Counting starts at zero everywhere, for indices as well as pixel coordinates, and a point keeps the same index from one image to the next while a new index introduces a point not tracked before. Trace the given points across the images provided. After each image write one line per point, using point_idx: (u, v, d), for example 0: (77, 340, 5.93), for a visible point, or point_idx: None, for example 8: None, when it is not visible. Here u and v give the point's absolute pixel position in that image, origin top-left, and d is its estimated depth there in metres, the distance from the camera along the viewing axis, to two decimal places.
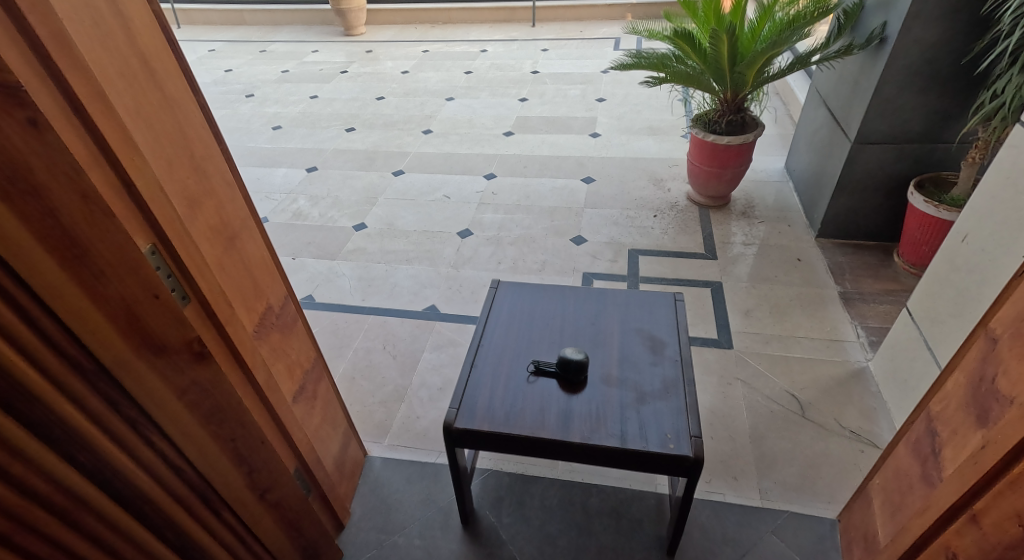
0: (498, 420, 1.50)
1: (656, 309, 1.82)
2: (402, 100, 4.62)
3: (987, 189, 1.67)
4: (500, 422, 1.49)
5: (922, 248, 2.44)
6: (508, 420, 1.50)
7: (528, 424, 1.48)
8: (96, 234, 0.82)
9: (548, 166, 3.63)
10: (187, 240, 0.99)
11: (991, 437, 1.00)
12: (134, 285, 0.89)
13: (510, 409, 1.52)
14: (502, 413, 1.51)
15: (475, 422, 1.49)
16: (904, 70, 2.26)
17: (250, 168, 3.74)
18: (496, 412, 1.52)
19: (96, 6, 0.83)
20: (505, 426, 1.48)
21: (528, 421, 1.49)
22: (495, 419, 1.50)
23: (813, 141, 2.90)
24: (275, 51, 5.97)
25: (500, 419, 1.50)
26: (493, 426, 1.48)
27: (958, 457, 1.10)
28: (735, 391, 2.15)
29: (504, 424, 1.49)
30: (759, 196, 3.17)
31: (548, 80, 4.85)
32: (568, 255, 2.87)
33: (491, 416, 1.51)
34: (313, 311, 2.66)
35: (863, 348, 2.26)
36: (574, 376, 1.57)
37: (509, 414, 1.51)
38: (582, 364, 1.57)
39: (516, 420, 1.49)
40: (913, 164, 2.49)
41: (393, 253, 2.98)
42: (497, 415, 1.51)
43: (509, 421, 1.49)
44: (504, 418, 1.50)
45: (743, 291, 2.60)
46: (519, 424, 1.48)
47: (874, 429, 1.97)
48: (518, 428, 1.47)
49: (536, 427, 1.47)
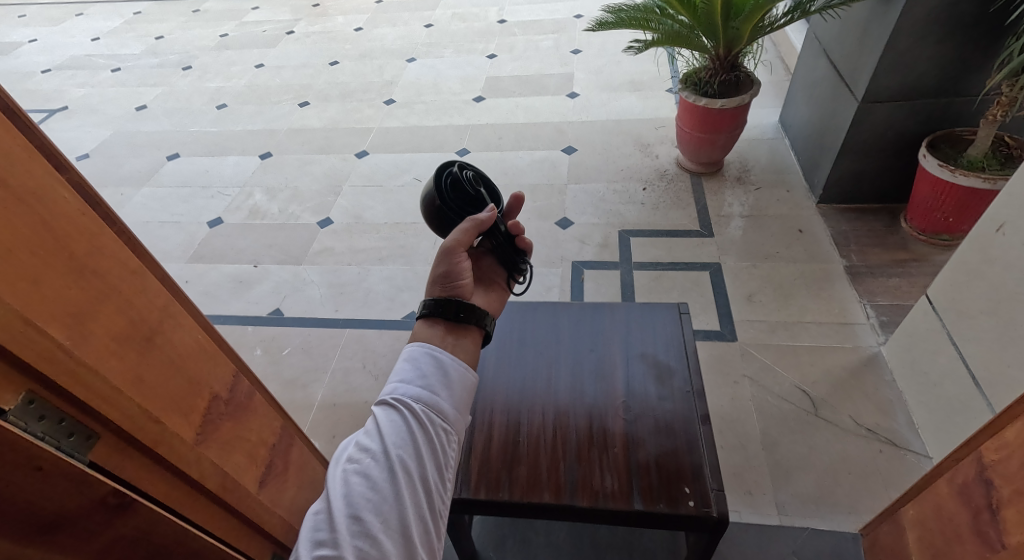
0: (374, 470, 0.79)
1: (659, 326, 1.63)
2: (358, 65, 4.27)
3: (1016, 184, 1.42)
4: (387, 411, 0.85)
5: (935, 214, 2.23)
6: (452, 384, 0.92)
7: (426, 461, 0.83)
8: (190, 419, 0.88)
9: (525, 135, 3.36)
10: (173, 283, 0.94)
11: (1011, 534, 0.98)
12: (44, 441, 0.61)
13: (429, 343, 0.96)
14: (412, 350, 0.94)
15: (323, 524, 0.75)
16: (923, 17, 1.99)
17: (196, 157, 3.42)
18: (423, 335, 0.99)
19: None
20: (433, 358, 0.93)
21: (435, 441, 0.85)
22: (366, 439, 0.83)
23: (813, 93, 2.67)
24: (210, 12, 5.65)
25: (372, 503, 0.76)
26: (414, 361, 0.93)
27: (1009, 529, 0.99)
28: (743, 390, 1.95)
29: (425, 375, 0.91)
30: (754, 158, 2.95)
31: (517, 31, 4.55)
32: (554, 242, 2.69)
33: (352, 456, 0.81)
34: (283, 328, 2.42)
35: (874, 331, 2.07)
36: (454, 208, 1.11)
37: (450, 343, 0.99)
38: (452, 180, 1.12)
39: (392, 498, 0.77)
40: (924, 122, 2.26)
41: (364, 251, 2.74)
42: (349, 503, 0.76)
43: (416, 411, 0.86)
44: (403, 380, 0.90)
45: (744, 272, 2.40)
46: (438, 358, 0.93)
47: (891, 426, 1.80)
48: (367, 506, 0.76)
49: (427, 506, 0.81)
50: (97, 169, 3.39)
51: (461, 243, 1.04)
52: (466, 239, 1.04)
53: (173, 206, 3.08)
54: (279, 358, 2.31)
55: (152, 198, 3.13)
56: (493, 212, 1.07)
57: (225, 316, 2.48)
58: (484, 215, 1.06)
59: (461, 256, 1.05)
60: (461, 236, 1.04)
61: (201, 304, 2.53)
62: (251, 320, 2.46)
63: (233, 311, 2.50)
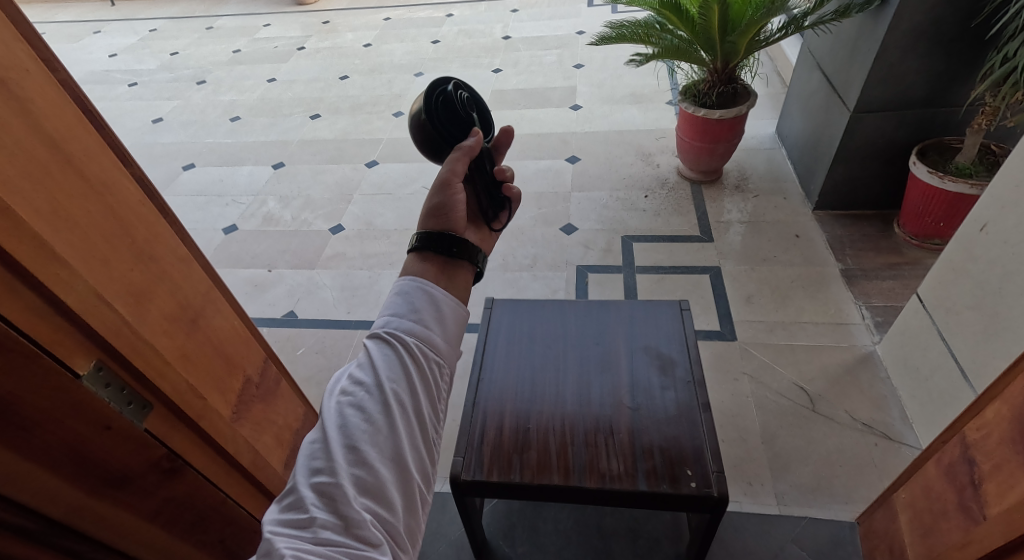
0: (368, 403, 0.80)
1: (661, 322, 1.70)
2: (367, 79, 4.41)
3: (996, 188, 1.50)
4: (380, 346, 0.86)
5: (926, 219, 2.32)
6: (445, 317, 0.93)
7: (419, 393, 0.84)
8: (226, 400, 1.03)
9: (530, 146, 3.47)
10: (218, 280, 1.05)
11: (993, 510, 0.98)
12: (110, 404, 0.71)
13: (421, 277, 0.96)
14: (403, 283, 0.95)
15: (319, 453, 0.77)
16: (909, 31, 2.10)
17: (212, 168, 3.53)
18: (414, 270, 0.98)
19: (29, 112, 0.71)
20: (426, 292, 0.94)
21: (428, 373, 0.87)
22: (359, 372, 0.84)
23: (807, 104, 2.78)
24: (223, 28, 5.82)
25: (367, 434, 0.78)
26: (406, 295, 0.93)
27: (993, 504, 0.99)
28: (742, 387, 1.99)
29: (411, 308, 0.91)
30: (753, 167, 3.05)
31: (521, 46, 4.69)
32: (559, 247, 2.78)
33: (346, 390, 0.82)
34: (298, 330, 2.50)
35: (869, 331, 2.11)
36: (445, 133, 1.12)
37: (444, 282, 0.98)
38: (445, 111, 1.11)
39: (387, 429, 0.79)
40: (913, 131, 2.35)
41: (375, 256, 2.84)
42: (344, 434, 0.77)
43: (409, 346, 0.87)
44: (394, 314, 0.90)
45: (743, 275, 2.47)
46: (430, 292, 0.93)
47: (885, 420, 1.82)
48: (365, 437, 0.77)
49: (421, 433, 0.83)
50: None
51: (454, 172, 1.07)
52: (460, 169, 1.07)
53: (190, 214, 3.19)
54: (295, 357, 2.39)
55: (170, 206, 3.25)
56: (479, 137, 1.10)
57: None
58: (473, 140, 1.09)
59: (454, 185, 1.06)
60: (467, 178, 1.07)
61: None
62: (267, 322, 2.55)
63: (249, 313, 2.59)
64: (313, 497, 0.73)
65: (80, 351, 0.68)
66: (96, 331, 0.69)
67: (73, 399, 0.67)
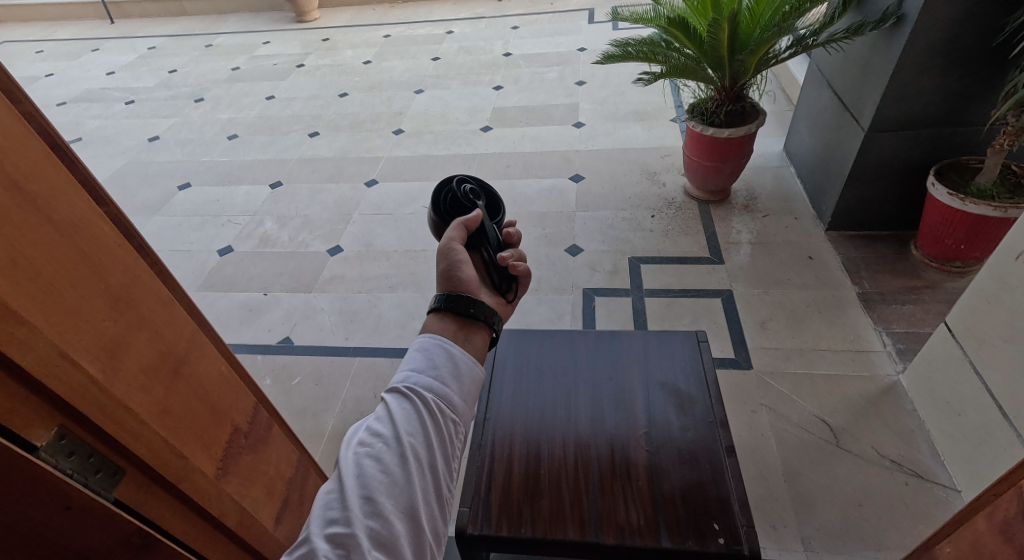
0: (386, 455, 0.74)
1: (677, 355, 1.61)
2: (367, 96, 4.35)
3: None
4: (399, 398, 0.80)
5: (945, 241, 2.23)
6: (463, 376, 0.86)
7: (437, 449, 0.78)
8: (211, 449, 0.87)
9: (533, 164, 3.40)
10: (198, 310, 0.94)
11: None
12: (75, 480, 0.57)
13: (441, 334, 0.89)
14: (423, 338, 0.88)
15: (334, 503, 0.71)
16: (926, 50, 2.03)
17: (208, 187, 3.45)
18: (433, 325, 0.91)
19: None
20: (445, 349, 0.87)
21: (445, 434, 0.80)
22: (377, 424, 0.77)
23: (817, 124, 2.71)
24: (222, 46, 5.80)
25: (384, 486, 0.72)
26: (425, 350, 0.86)
27: None
28: (761, 420, 1.89)
29: (436, 365, 0.84)
30: (761, 186, 2.98)
31: (523, 63, 4.65)
32: (564, 269, 2.69)
33: (363, 440, 0.76)
34: (294, 357, 2.40)
35: (892, 359, 2.02)
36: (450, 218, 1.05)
37: (461, 338, 0.90)
38: (451, 190, 1.06)
39: (403, 481, 0.74)
40: (929, 151, 2.28)
41: (374, 278, 2.75)
42: (361, 485, 0.72)
43: (427, 402, 0.81)
44: (413, 369, 0.84)
45: (755, 299, 2.38)
46: (451, 348, 0.87)
47: (916, 456, 1.72)
48: (381, 489, 0.72)
49: (434, 495, 0.76)
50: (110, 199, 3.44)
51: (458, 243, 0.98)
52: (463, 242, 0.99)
53: (184, 234, 3.11)
54: (290, 387, 2.28)
55: (164, 226, 3.17)
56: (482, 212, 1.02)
57: (236, 344, 2.47)
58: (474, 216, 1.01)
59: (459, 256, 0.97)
60: (458, 235, 0.99)
61: None
62: (261, 348, 2.45)
63: (244, 340, 2.49)
64: (327, 548, 0.67)
65: (37, 416, 0.55)
66: (60, 393, 0.57)
67: (32, 474, 0.53)
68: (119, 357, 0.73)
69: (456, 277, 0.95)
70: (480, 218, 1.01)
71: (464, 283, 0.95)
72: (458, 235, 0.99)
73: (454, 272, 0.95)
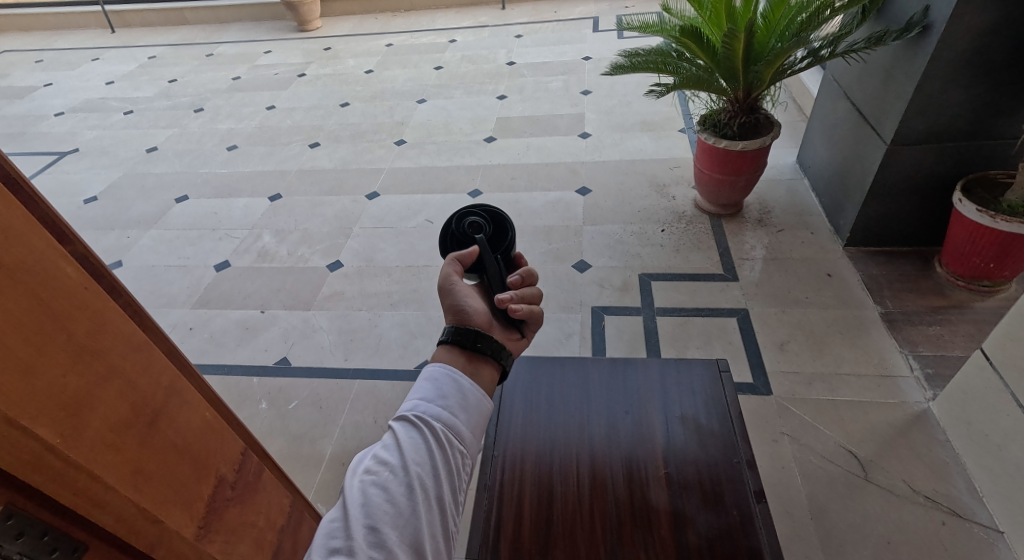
0: (393, 484, 0.66)
1: (698, 385, 1.50)
2: (368, 106, 4.28)
3: None
4: (405, 426, 0.71)
5: (973, 260, 2.13)
6: (472, 408, 0.77)
7: (447, 482, 0.69)
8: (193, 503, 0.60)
9: (538, 176, 3.31)
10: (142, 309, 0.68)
11: None
12: None
13: (451, 362, 0.81)
14: (432, 367, 0.80)
15: (337, 532, 0.62)
16: (953, 60, 1.94)
17: (205, 200, 3.37)
18: (441, 356, 0.82)
19: None
20: (455, 381, 0.78)
21: (453, 465, 0.71)
22: (383, 450, 0.69)
23: (832, 135, 2.62)
24: (223, 55, 5.74)
25: (390, 516, 0.64)
26: (432, 379, 0.78)
27: None
28: (783, 450, 1.78)
29: (447, 396, 0.76)
30: (774, 199, 2.89)
31: (526, 72, 4.57)
32: (572, 287, 2.59)
33: (368, 467, 0.67)
34: (291, 380, 2.30)
35: (920, 386, 1.92)
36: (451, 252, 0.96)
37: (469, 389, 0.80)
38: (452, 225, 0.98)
39: (409, 513, 0.65)
40: (954, 165, 2.19)
41: (375, 295, 2.65)
42: (365, 514, 0.63)
43: (436, 431, 0.72)
44: (422, 397, 0.75)
45: (773, 319, 2.27)
46: (462, 378, 0.79)
47: (951, 492, 1.62)
48: (387, 518, 0.63)
49: (442, 533, 0.67)
50: (104, 212, 3.36)
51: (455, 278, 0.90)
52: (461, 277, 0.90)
53: (180, 249, 3.02)
54: (287, 412, 2.18)
55: (160, 240, 3.08)
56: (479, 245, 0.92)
57: (231, 366, 2.37)
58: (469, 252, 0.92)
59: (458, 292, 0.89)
60: (455, 270, 0.90)
61: (206, 353, 2.43)
62: (257, 370, 2.35)
63: (239, 360, 2.40)
64: None
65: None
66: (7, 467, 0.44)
67: None
68: (52, 375, 0.49)
69: (455, 314, 0.87)
70: (478, 252, 0.92)
71: (469, 317, 0.87)
72: (454, 269, 0.91)
73: (457, 309, 0.87)
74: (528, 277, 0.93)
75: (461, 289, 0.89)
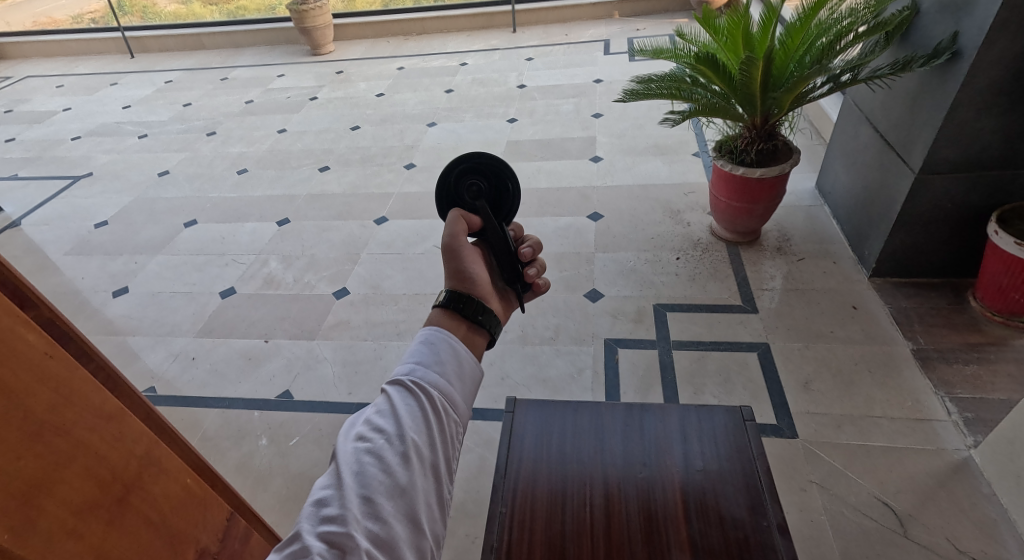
0: (388, 452, 0.62)
1: (721, 436, 1.39)
2: (379, 129, 4.26)
3: None
4: (403, 394, 0.67)
5: (1011, 294, 2.02)
6: (467, 377, 0.72)
7: (442, 450, 0.66)
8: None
9: (549, 202, 3.24)
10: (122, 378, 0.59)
11: None
12: None
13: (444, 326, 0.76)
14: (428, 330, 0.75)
15: (331, 500, 0.58)
16: (987, 87, 1.86)
17: (212, 225, 3.33)
18: (434, 319, 0.77)
19: None
20: (452, 345, 0.73)
21: (450, 437, 0.67)
22: (378, 416, 0.65)
23: (854, 162, 2.53)
24: (237, 78, 5.79)
25: (386, 487, 0.60)
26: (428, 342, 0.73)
27: None
28: (812, 501, 1.67)
29: (442, 362, 0.71)
30: (795, 227, 2.79)
31: (538, 95, 4.54)
32: (584, 318, 2.50)
33: (363, 434, 0.63)
34: (293, 414, 2.22)
35: (959, 431, 1.80)
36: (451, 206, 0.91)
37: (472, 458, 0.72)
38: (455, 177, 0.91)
39: (406, 486, 0.61)
40: (987, 195, 2.09)
41: (382, 324, 2.58)
42: (359, 484, 0.59)
43: (433, 400, 0.68)
44: (417, 361, 0.71)
45: (796, 354, 2.16)
46: (458, 343, 0.74)
47: (1001, 553, 1.49)
48: (382, 489, 0.59)
49: (439, 503, 0.63)
50: (113, 236, 3.34)
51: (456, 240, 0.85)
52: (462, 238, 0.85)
53: (185, 276, 2.97)
54: (287, 449, 2.10)
55: (166, 267, 3.04)
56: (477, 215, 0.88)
57: (232, 399, 2.30)
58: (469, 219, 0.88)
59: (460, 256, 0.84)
60: (457, 230, 0.85)
61: (207, 386, 2.36)
62: (259, 404, 2.27)
63: (241, 393, 2.32)
64: (321, 548, 0.55)
65: None
66: None
67: None
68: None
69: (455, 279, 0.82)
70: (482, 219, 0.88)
71: (472, 286, 0.82)
72: (458, 230, 0.86)
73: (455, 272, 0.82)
74: (531, 253, 0.89)
75: (464, 251, 0.84)
